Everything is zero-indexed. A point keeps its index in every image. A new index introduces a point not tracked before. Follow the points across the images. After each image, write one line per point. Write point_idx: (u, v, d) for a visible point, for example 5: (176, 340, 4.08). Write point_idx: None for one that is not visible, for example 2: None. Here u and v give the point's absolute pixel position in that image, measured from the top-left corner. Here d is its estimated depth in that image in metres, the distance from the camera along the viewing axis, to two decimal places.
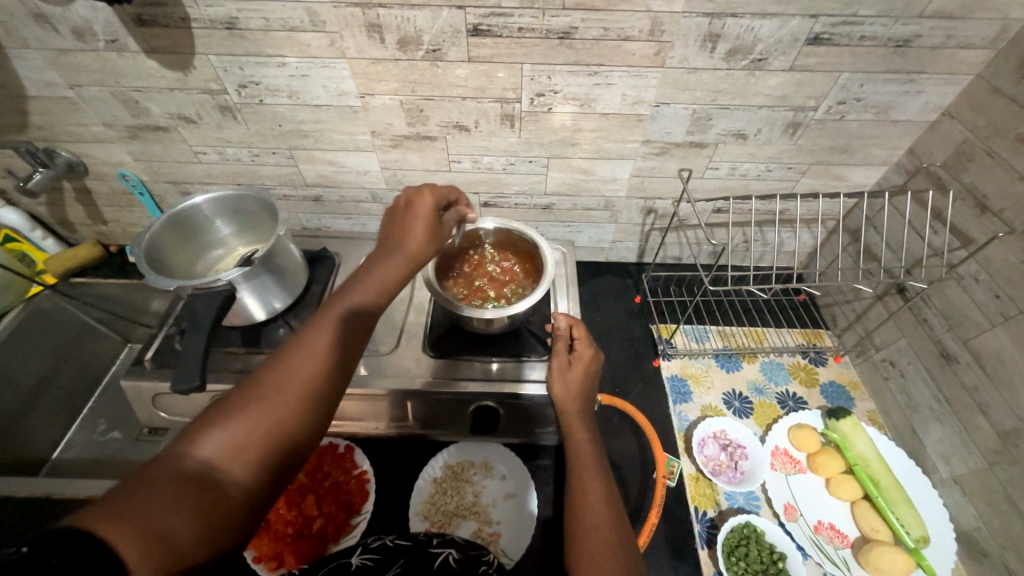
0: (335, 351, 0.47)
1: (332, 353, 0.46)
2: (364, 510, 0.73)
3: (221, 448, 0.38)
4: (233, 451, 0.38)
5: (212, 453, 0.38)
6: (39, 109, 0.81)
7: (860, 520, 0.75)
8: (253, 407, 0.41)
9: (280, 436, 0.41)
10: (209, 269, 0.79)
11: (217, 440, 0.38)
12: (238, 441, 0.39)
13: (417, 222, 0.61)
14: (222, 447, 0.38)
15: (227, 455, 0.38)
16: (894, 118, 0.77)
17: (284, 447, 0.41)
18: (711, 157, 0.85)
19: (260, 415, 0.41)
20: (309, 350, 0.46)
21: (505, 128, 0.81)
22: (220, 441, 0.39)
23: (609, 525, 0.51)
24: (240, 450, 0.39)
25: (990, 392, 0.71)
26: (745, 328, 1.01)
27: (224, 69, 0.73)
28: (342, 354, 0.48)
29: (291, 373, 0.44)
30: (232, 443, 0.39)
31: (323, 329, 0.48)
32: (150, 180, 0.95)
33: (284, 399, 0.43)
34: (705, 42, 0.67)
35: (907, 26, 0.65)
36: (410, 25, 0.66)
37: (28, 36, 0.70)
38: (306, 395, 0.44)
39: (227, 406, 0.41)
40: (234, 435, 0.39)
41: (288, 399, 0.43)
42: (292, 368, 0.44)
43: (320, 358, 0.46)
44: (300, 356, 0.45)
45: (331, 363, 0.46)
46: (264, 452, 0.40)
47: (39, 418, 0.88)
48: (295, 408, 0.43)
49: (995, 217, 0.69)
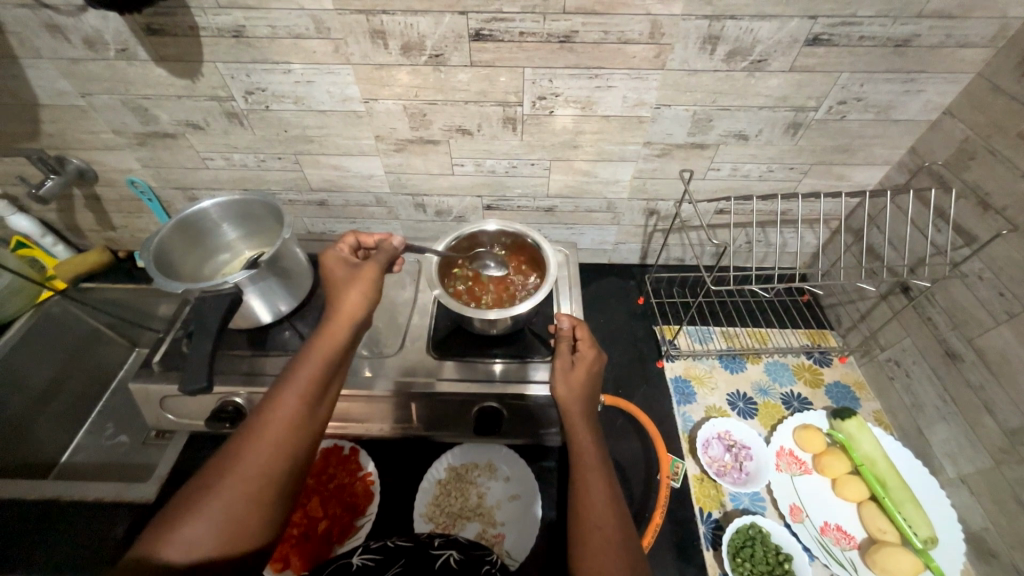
0: (294, 431, 0.49)
1: (290, 434, 0.49)
2: (369, 512, 0.74)
3: (184, 545, 0.41)
4: (196, 549, 0.41)
5: (177, 552, 0.41)
6: (51, 118, 0.83)
7: (867, 521, 0.74)
8: (214, 498, 0.44)
9: (242, 525, 0.44)
10: (215, 272, 0.80)
11: (182, 538, 0.41)
12: (200, 538, 0.42)
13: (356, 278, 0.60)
14: (186, 545, 0.41)
15: (189, 552, 0.41)
16: (895, 118, 0.77)
17: (248, 534, 0.44)
18: (712, 158, 0.85)
19: (221, 506, 0.43)
20: (267, 432, 0.48)
21: (508, 131, 0.81)
22: (185, 539, 0.41)
23: (612, 524, 0.51)
24: (203, 545, 0.42)
25: (996, 391, 0.70)
26: (749, 329, 1.01)
27: (231, 76, 0.75)
28: (300, 431, 0.49)
29: (252, 458, 0.46)
30: (196, 541, 0.41)
31: (281, 408, 0.49)
32: (158, 186, 0.96)
33: (244, 486, 0.45)
34: (704, 44, 0.68)
35: (906, 26, 0.65)
36: (412, 31, 0.68)
37: (41, 46, 0.71)
38: (266, 480, 0.46)
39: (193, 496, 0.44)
40: (197, 532, 0.42)
41: (249, 485, 0.45)
42: (252, 453, 0.47)
43: (278, 440, 0.48)
44: (260, 439, 0.47)
45: (291, 443, 0.48)
46: (227, 543, 0.43)
47: (48, 422, 0.89)
48: (260, 493, 0.45)
49: (998, 215, 0.69)
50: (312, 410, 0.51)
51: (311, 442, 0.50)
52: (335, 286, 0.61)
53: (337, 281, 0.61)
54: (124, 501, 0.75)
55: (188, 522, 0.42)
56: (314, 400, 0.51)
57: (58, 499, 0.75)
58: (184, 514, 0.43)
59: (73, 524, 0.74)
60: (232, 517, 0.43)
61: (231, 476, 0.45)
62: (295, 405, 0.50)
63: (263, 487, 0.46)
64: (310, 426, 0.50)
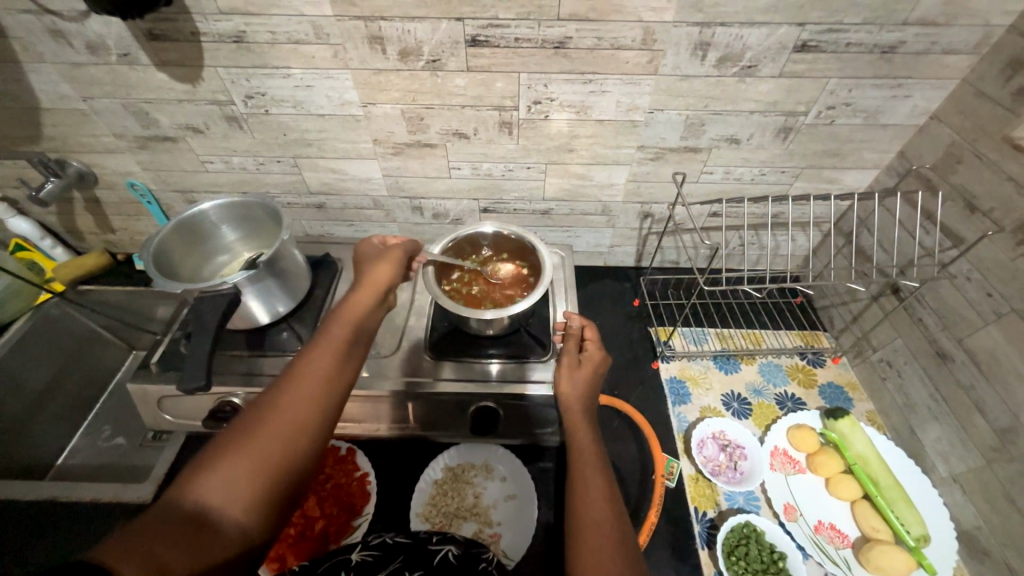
0: (327, 386, 0.49)
1: (324, 389, 0.49)
2: (365, 512, 0.74)
3: (222, 488, 0.40)
4: (235, 493, 0.40)
5: (213, 495, 0.39)
6: (52, 121, 0.84)
7: (861, 520, 0.75)
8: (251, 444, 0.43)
9: (279, 472, 0.42)
10: (213, 274, 0.81)
11: (219, 478, 0.40)
12: (239, 482, 0.40)
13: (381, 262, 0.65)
14: (224, 488, 0.40)
15: (226, 495, 0.39)
16: (884, 122, 0.79)
17: (284, 483, 0.42)
18: (705, 161, 0.87)
19: (257, 451, 0.42)
20: (303, 386, 0.48)
21: (504, 135, 0.83)
22: (222, 481, 0.40)
23: (610, 521, 0.51)
24: (241, 488, 0.40)
25: (986, 389, 0.71)
26: (743, 331, 1.02)
27: (232, 81, 0.76)
28: (334, 388, 0.49)
29: (289, 409, 0.46)
30: (234, 483, 0.40)
31: (314, 365, 0.50)
32: (158, 189, 0.97)
33: (280, 435, 0.44)
34: (696, 50, 0.70)
35: (891, 33, 0.67)
36: (410, 37, 0.69)
37: (43, 50, 0.72)
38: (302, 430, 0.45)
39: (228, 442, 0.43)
40: (236, 475, 0.40)
41: (286, 433, 0.44)
42: (288, 404, 0.46)
43: (315, 394, 0.48)
44: (295, 393, 0.47)
45: (326, 398, 0.48)
46: (264, 489, 0.41)
47: (44, 424, 0.89)
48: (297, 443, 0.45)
49: (984, 217, 0.71)
50: (344, 369, 0.51)
51: (343, 400, 0.50)
52: (361, 267, 0.66)
53: (365, 262, 0.67)
54: (120, 503, 0.75)
55: (225, 465, 0.41)
56: (347, 361, 0.52)
57: (53, 500, 0.75)
58: (219, 460, 0.41)
59: (68, 525, 0.73)
60: (271, 461, 0.42)
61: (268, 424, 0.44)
62: (328, 363, 0.51)
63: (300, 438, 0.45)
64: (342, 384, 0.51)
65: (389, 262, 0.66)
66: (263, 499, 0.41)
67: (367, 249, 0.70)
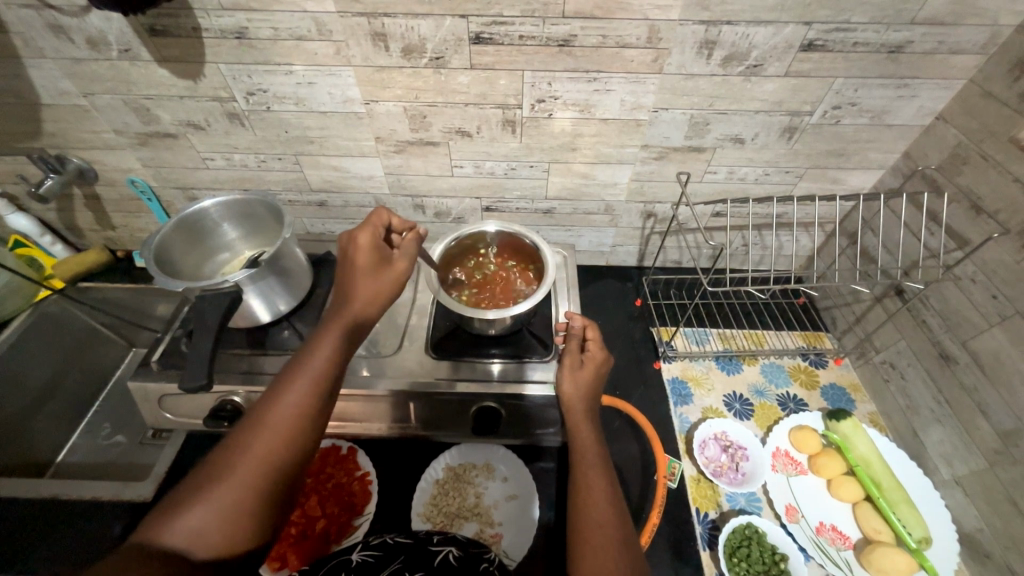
0: (300, 417, 0.49)
1: (296, 421, 0.49)
2: (366, 511, 0.74)
3: (189, 527, 0.41)
4: (201, 532, 0.41)
5: (182, 533, 0.41)
6: (52, 117, 0.83)
7: (862, 522, 0.75)
8: (219, 480, 0.44)
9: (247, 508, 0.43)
10: (215, 272, 0.80)
11: (183, 523, 0.41)
12: (206, 520, 0.42)
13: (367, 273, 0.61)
14: (192, 528, 0.41)
15: (192, 535, 0.41)
16: (889, 123, 0.79)
17: (252, 519, 0.43)
18: (709, 161, 0.86)
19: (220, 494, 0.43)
20: (275, 418, 0.48)
21: (507, 134, 0.82)
22: (190, 520, 0.41)
23: (613, 523, 0.51)
24: (201, 533, 0.41)
25: (989, 392, 0.71)
26: (745, 331, 1.02)
27: (233, 77, 0.75)
28: (307, 419, 0.49)
29: (257, 448, 0.46)
30: (200, 522, 0.41)
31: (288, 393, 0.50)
32: (159, 186, 0.97)
33: (248, 471, 0.45)
34: (701, 49, 0.69)
35: (899, 32, 0.66)
36: (414, 34, 0.68)
37: (44, 46, 0.72)
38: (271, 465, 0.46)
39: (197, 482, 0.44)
40: (203, 513, 0.42)
41: (255, 469, 0.45)
42: (258, 439, 0.47)
43: (286, 426, 0.48)
44: (266, 426, 0.48)
45: (297, 431, 0.48)
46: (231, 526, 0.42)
47: (44, 421, 0.89)
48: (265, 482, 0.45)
49: (990, 219, 0.70)
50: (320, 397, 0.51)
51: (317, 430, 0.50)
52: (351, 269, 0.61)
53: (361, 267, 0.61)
54: (121, 501, 0.75)
55: (193, 503, 0.42)
56: (323, 388, 0.51)
57: (53, 498, 0.75)
58: (188, 498, 0.43)
59: (68, 523, 0.73)
60: (233, 504, 0.43)
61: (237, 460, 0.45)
62: (302, 391, 0.50)
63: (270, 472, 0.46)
64: (316, 413, 0.50)
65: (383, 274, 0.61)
66: (231, 535, 0.42)
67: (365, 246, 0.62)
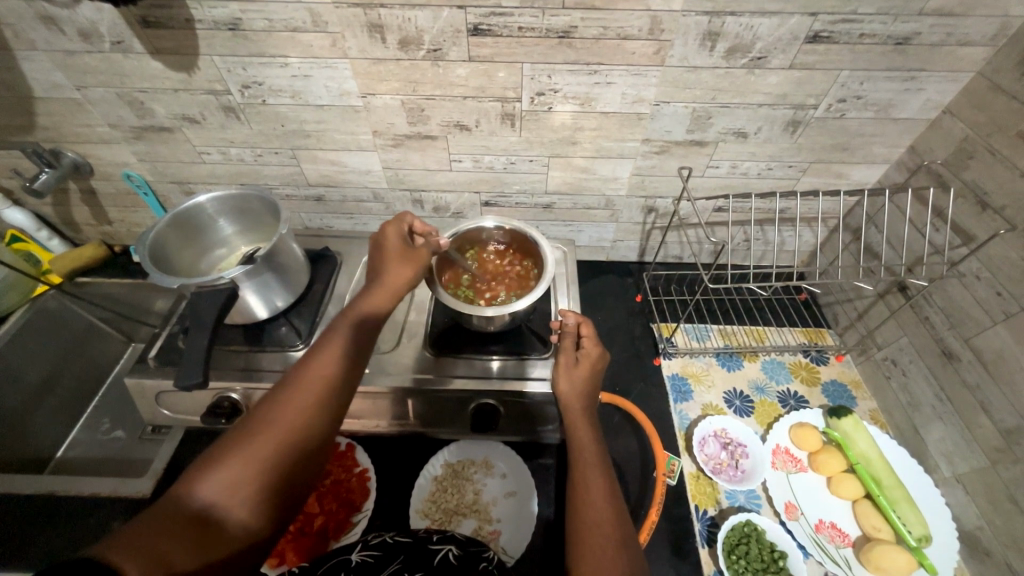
0: (330, 391, 0.50)
1: (324, 393, 0.49)
2: (365, 508, 0.73)
3: (224, 488, 0.41)
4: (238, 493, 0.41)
5: (217, 491, 0.41)
6: (46, 110, 0.82)
7: (862, 519, 0.75)
8: (252, 446, 0.44)
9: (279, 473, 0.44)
10: (211, 267, 0.80)
11: (217, 484, 0.41)
12: (239, 481, 0.41)
13: (397, 265, 0.64)
14: (228, 486, 0.41)
15: (228, 495, 0.41)
16: (895, 116, 0.77)
17: (285, 484, 0.44)
18: (711, 155, 0.85)
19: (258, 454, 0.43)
20: (302, 389, 0.49)
21: (506, 127, 0.81)
22: (225, 481, 0.41)
23: (610, 521, 0.50)
24: (239, 490, 0.41)
25: (993, 391, 0.70)
26: (747, 328, 1.01)
27: (228, 69, 0.74)
28: (335, 393, 0.50)
29: (288, 412, 0.47)
30: (234, 482, 0.41)
31: (318, 369, 0.51)
32: (155, 180, 0.96)
33: (281, 436, 0.45)
34: (704, 41, 0.68)
35: (907, 24, 0.65)
36: (410, 25, 0.67)
37: (35, 38, 0.71)
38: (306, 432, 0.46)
39: (229, 445, 0.44)
40: (241, 471, 0.42)
41: (284, 434, 0.45)
42: (288, 405, 0.47)
43: (315, 398, 0.49)
44: (299, 392, 0.49)
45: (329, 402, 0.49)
46: (261, 491, 0.42)
47: (44, 416, 0.89)
48: (295, 446, 0.45)
49: (996, 214, 0.69)
50: (347, 374, 0.52)
51: (344, 403, 0.51)
52: (380, 263, 0.64)
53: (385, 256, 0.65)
54: (120, 497, 0.75)
55: (225, 468, 0.42)
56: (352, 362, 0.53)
57: (53, 494, 0.75)
58: (227, 459, 0.42)
59: (67, 519, 0.73)
60: (268, 463, 0.43)
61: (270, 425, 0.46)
62: (331, 367, 0.51)
63: (297, 440, 0.46)
64: (345, 388, 0.52)
65: (409, 262, 0.64)
66: (265, 497, 0.42)
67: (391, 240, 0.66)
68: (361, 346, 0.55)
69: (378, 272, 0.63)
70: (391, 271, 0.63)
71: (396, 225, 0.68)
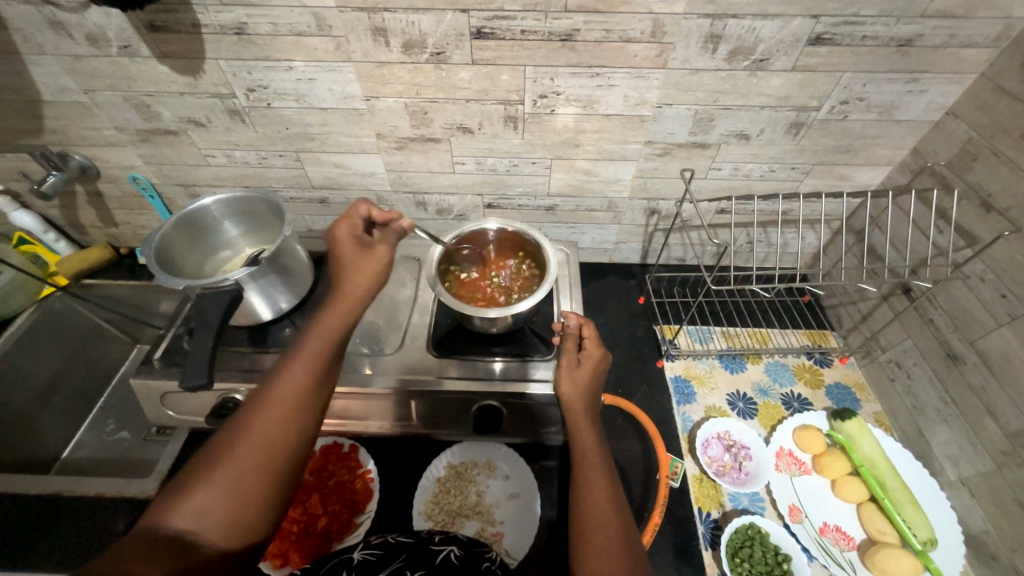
0: (300, 402, 0.48)
1: (298, 406, 0.48)
2: (368, 509, 0.73)
3: (195, 512, 0.40)
4: (207, 514, 0.40)
5: (188, 514, 0.40)
6: (54, 114, 0.83)
7: (867, 522, 0.74)
8: (224, 466, 0.43)
9: (255, 491, 0.43)
10: (215, 270, 0.80)
11: (190, 507, 0.40)
12: (211, 502, 0.41)
13: (357, 264, 0.61)
14: (197, 509, 0.40)
15: (199, 518, 0.40)
16: (898, 118, 0.77)
17: (262, 501, 0.43)
18: (714, 157, 0.85)
19: (231, 474, 0.43)
20: (274, 403, 0.47)
21: (509, 130, 0.81)
22: (196, 504, 0.41)
23: (614, 522, 0.50)
24: (213, 511, 0.41)
25: (998, 393, 0.70)
26: (749, 330, 1.01)
27: (233, 73, 0.75)
28: (309, 404, 0.49)
29: (260, 428, 0.46)
30: (207, 504, 0.41)
31: (290, 381, 0.49)
32: (161, 183, 0.97)
33: (258, 453, 0.44)
34: (706, 44, 0.68)
35: (910, 26, 0.65)
36: (414, 29, 0.68)
37: (43, 42, 0.71)
38: (276, 448, 0.45)
39: (202, 467, 0.43)
40: (212, 492, 0.41)
41: (259, 451, 0.44)
42: (260, 420, 0.46)
43: (288, 411, 0.47)
44: (271, 406, 0.47)
45: (300, 415, 0.48)
46: (236, 511, 0.42)
47: (50, 417, 0.90)
48: (272, 461, 0.45)
49: (1000, 216, 0.69)
50: (320, 384, 0.51)
51: (318, 414, 0.50)
52: (338, 261, 0.61)
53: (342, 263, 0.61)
54: (125, 497, 0.75)
55: (197, 491, 0.41)
56: (324, 371, 0.52)
57: (58, 494, 0.76)
58: (194, 481, 0.42)
59: (73, 518, 0.74)
60: (242, 481, 0.43)
61: (237, 443, 0.45)
62: (303, 377, 0.50)
63: (273, 455, 0.45)
64: (319, 398, 0.50)
65: (371, 259, 0.61)
66: (240, 516, 0.42)
67: (343, 238, 0.63)
68: (332, 352, 0.53)
69: (337, 272, 0.60)
70: (352, 270, 0.60)
71: (348, 219, 0.65)
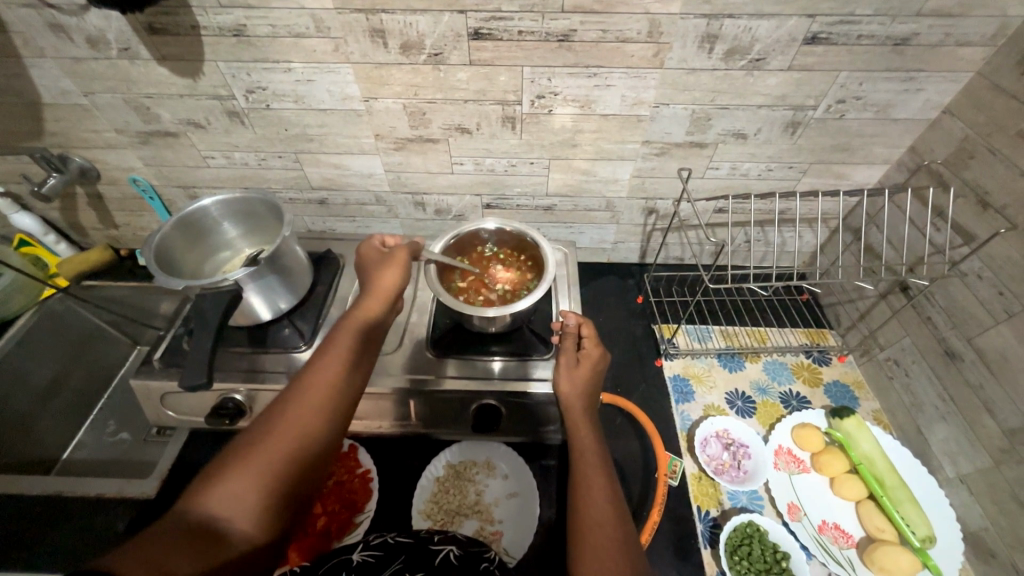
0: (330, 398, 0.50)
1: (328, 401, 0.50)
2: (367, 509, 0.74)
3: (228, 499, 0.41)
4: (241, 500, 0.41)
5: (220, 501, 0.40)
6: (54, 116, 0.83)
7: (865, 520, 0.74)
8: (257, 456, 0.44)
9: (285, 482, 0.44)
10: (216, 271, 0.81)
11: (223, 494, 0.41)
12: (244, 490, 0.41)
13: (384, 271, 0.65)
14: (230, 495, 0.41)
15: (232, 504, 0.40)
16: (895, 117, 0.77)
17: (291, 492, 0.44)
18: (711, 156, 0.85)
19: (264, 463, 0.43)
20: (306, 397, 0.49)
21: (506, 130, 0.82)
22: (229, 491, 0.41)
23: (612, 521, 0.51)
24: (246, 498, 0.41)
25: (996, 390, 0.70)
26: (748, 328, 1.01)
27: (232, 75, 0.75)
28: (339, 401, 0.51)
29: (291, 420, 0.47)
30: (239, 491, 0.41)
31: (321, 377, 0.51)
32: (160, 184, 0.97)
33: (289, 444, 0.45)
34: (703, 43, 0.68)
35: (905, 25, 0.65)
36: (412, 30, 0.68)
37: (43, 45, 0.72)
38: (308, 439, 0.46)
39: (232, 457, 0.44)
40: (245, 479, 0.42)
41: (291, 442, 0.46)
42: (292, 412, 0.48)
43: (319, 405, 0.49)
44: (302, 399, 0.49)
45: (330, 409, 0.49)
46: (268, 501, 0.42)
47: (51, 418, 0.90)
48: (303, 453, 0.46)
49: (997, 214, 0.69)
50: (349, 382, 0.53)
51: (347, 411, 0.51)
52: (366, 272, 0.66)
53: (369, 270, 0.66)
54: (125, 497, 0.75)
55: (230, 478, 0.42)
56: (353, 369, 0.54)
57: (58, 494, 0.76)
58: (225, 469, 0.42)
59: (74, 519, 0.74)
60: (274, 471, 0.43)
61: (272, 434, 0.46)
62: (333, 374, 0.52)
63: (304, 447, 0.46)
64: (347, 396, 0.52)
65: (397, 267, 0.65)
66: (272, 505, 0.42)
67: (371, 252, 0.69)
68: (359, 353, 0.55)
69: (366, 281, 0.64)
70: (379, 277, 0.64)
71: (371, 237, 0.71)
